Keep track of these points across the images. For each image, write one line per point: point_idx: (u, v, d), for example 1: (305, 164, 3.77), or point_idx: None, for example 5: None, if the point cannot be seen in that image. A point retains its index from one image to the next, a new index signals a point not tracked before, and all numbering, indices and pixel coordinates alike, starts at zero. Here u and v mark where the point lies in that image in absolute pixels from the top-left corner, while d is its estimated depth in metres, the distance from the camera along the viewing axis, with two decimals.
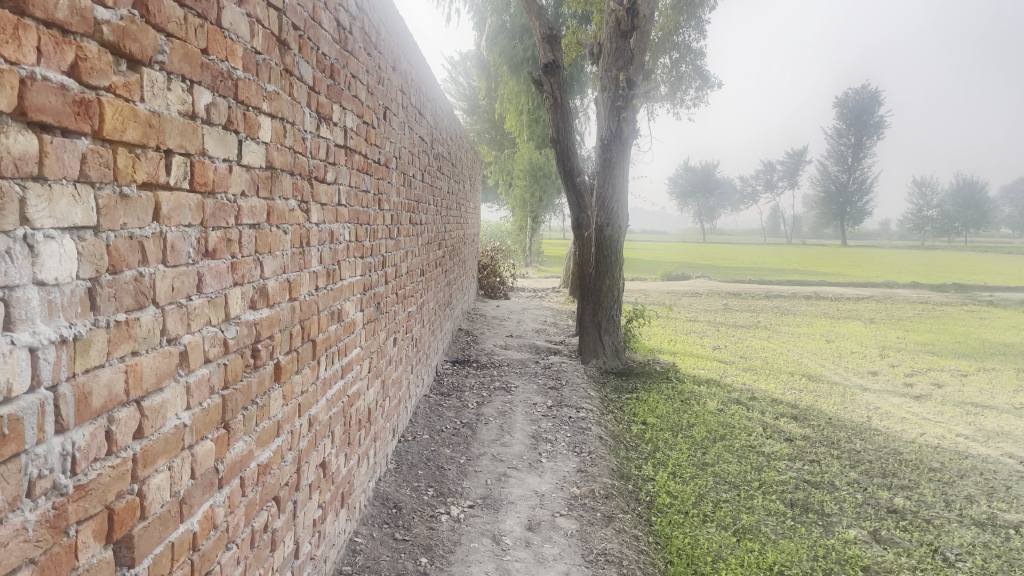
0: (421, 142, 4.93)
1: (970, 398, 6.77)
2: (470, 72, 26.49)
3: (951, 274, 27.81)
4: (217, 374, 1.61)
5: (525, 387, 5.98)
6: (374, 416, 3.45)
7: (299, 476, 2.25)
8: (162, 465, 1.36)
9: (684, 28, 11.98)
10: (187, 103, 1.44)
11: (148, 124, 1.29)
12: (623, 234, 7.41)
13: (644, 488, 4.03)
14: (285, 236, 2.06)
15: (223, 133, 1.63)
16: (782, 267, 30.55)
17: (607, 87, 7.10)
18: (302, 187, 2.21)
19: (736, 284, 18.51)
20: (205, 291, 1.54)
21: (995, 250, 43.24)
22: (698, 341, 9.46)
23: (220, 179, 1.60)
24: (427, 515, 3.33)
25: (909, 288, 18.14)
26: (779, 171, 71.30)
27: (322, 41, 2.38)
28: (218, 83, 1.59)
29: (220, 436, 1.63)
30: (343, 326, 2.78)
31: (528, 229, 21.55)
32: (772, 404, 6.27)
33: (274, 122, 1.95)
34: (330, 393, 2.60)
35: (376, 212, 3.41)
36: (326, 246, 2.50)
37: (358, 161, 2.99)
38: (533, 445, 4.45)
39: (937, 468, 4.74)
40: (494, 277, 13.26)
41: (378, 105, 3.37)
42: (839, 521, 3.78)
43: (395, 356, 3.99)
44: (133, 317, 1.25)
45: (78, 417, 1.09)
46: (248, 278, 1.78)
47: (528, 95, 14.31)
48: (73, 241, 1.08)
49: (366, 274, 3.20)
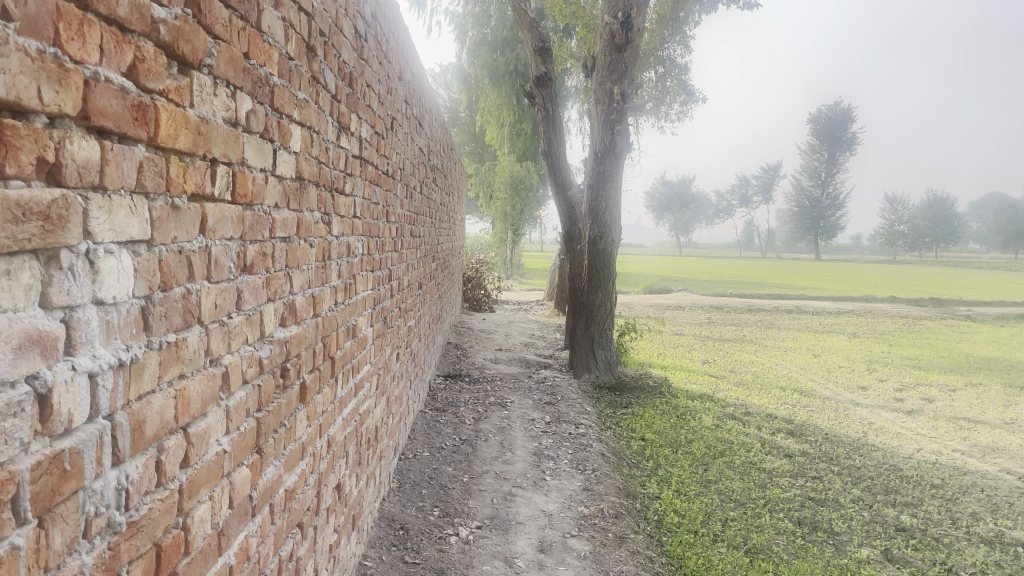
0: (420, 153, 4.85)
1: (961, 413, 6.80)
2: (450, 84, 26.51)
3: (924, 288, 28.20)
4: (252, 397, 1.52)
5: (521, 402, 5.90)
6: (380, 435, 3.36)
7: (319, 500, 2.16)
8: (205, 496, 1.27)
9: (669, 43, 12.04)
10: (230, 110, 1.36)
11: (198, 131, 1.21)
12: (616, 247, 7.39)
13: (651, 507, 3.97)
14: (311, 249, 1.97)
15: (261, 141, 1.55)
16: (760, 281, 30.75)
17: (601, 100, 7.07)
18: (325, 199, 2.13)
19: (719, 297, 18.58)
20: (243, 309, 1.46)
21: (967, 265, 43.94)
22: (687, 355, 9.45)
23: (258, 190, 1.52)
24: (435, 536, 3.24)
25: (887, 302, 18.34)
26: (754, 186, 72.08)
27: (343, 48, 2.30)
28: (257, 89, 1.51)
29: (254, 462, 1.53)
30: (357, 342, 2.69)
31: (509, 242, 21.51)
32: (767, 419, 6.24)
33: (303, 131, 1.87)
34: (345, 412, 2.51)
35: (384, 224, 3.33)
36: (344, 259, 2.41)
37: (370, 172, 2.92)
38: (535, 462, 4.37)
39: (939, 485, 4.73)
40: (478, 290, 13.18)
41: (387, 115, 3.29)
42: (849, 540, 3.74)
43: (398, 372, 3.91)
44: (182, 337, 1.17)
45: (133, 447, 1.01)
46: (279, 294, 1.70)
47: (513, 108, 14.30)
48: (130, 257, 0.99)
49: (375, 288, 3.11)
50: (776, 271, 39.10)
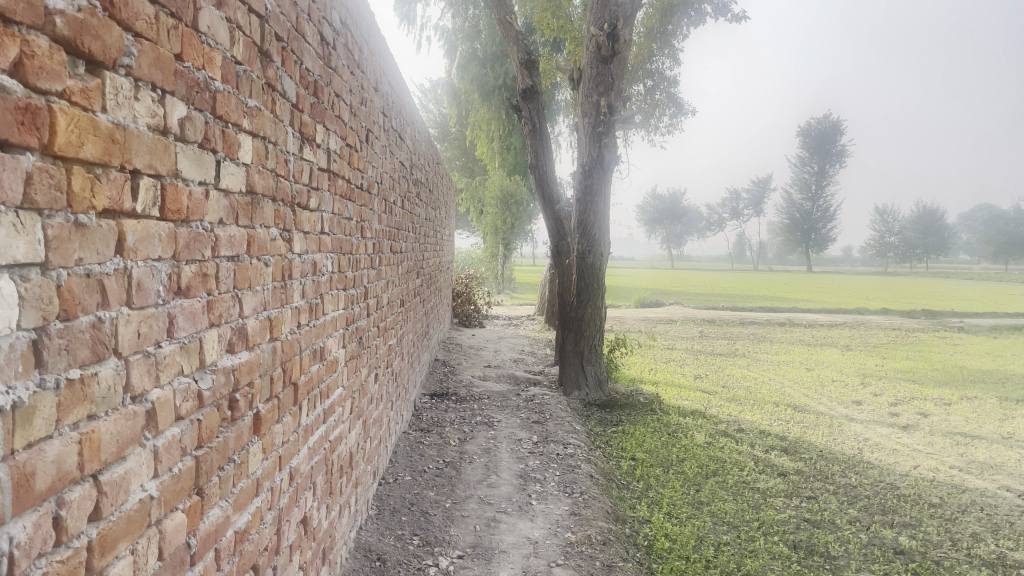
0: (401, 167, 4.72)
1: (957, 427, 6.67)
2: (441, 99, 26.44)
3: (915, 299, 28.07)
4: (190, 433, 1.37)
5: (508, 421, 5.74)
6: (355, 461, 3.20)
7: (279, 538, 2.00)
8: (124, 551, 1.12)
9: (658, 56, 11.97)
10: (158, 116, 1.23)
11: (111, 139, 1.08)
12: (605, 262, 7.25)
13: (641, 532, 3.82)
14: (267, 268, 1.84)
15: (199, 152, 1.41)
16: (752, 293, 30.71)
17: (588, 113, 6.96)
18: (285, 215, 2.00)
19: (710, 310, 18.45)
20: (177, 336, 1.32)
21: (958, 276, 44.03)
22: (679, 370, 9.30)
23: (195, 206, 1.38)
24: (414, 568, 3.08)
25: (880, 314, 18.25)
26: (744, 198, 72.27)
27: (305, 55, 2.17)
28: (194, 94, 1.38)
29: (193, 505, 1.39)
30: (326, 365, 2.54)
31: (500, 256, 21.35)
32: (760, 436, 6.10)
33: (255, 142, 1.73)
34: (311, 441, 2.35)
35: (358, 240, 3.18)
36: (309, 278, 2.28)
37: (341, 186, 2.77)
38: (521, 485, 4.22)
39: (937, 504, 4.59)
40: (468, 305, 13.04)
41: (361, 128, 3.16)
42: (846, 565, 3.59)
43: (376, 395, 3.75)
44: (90, 372, 1.03)
45: (18, 506, 0.86)
46: (225, 318, 1.56)
47: (500, 122, 14.16)
48: (14, 283, 0.86)
49: (348, 307, 2.97)
50: (767, 284, 39.14)
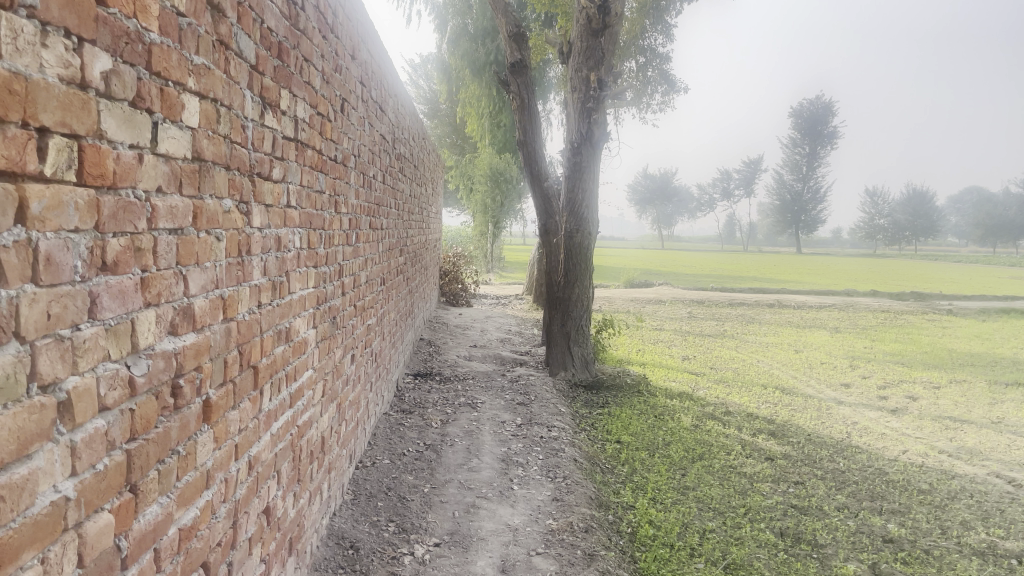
0: (382, 140, 4.55)
1: (947, 412, 6.61)
2: (431, 75, 26.14)
3: (903, 282, 28.13)
4: (120, 425, 1.24)
5: (492, 403, 5.62)
6: (328, 446, 3.07)
7: (236, 531, 1.87)
8: (30, 561, 0.99)
9: (650, 32, 11.77)
10: (73, 68, 1.08)
11: (9, 90, 0.93)
12: (593, 240, 7.11)
13: (625, 518, 3.71)
14: (218, 243, 1.69)
15: (131, 113, 1.26)
16: (742, 275, 30.77)
17: (578, 88, 6.77)
18: (241, 185, 1.84)
19: (699, 291, 18.39)
20: (101, 317, 1.17)
21: (946, 259, 44.19)
22: (667, 351, 9.21)
23: (125, 171, 1.24)
24: (388, 557, 2.96)
25: (869, 296, 18.26)
26: (736, 179, 72.16)
27: (267, 13, 2.01)
28: (123, 46, 1.22)
29: (124, 504, 1.25)
30: (292, 347, 2.40)
31: (489, 235, 21.17)
32: (747, 419, 6.01)
33: (202, 104, 1.57)
34: (275, 428, 2.22)
35: (332, 215, 3.04)
36: (271, 254, 2.13)
37: (311, 157, 2.61)
38: (503, 469, 4.11)
39: (926, 490, 4.52)
40: (456, 284, 12.91)
41: (335, 97, 3.00)
42: (835, 554, 3.50)
43: (353, 375, 3.62)
44: None
45: None
46: (166, 296, 1.42)
47: (490, 98, 13.92)
48: None
49: (320, 286, 2.83)
50: (757, 265, 39.24)
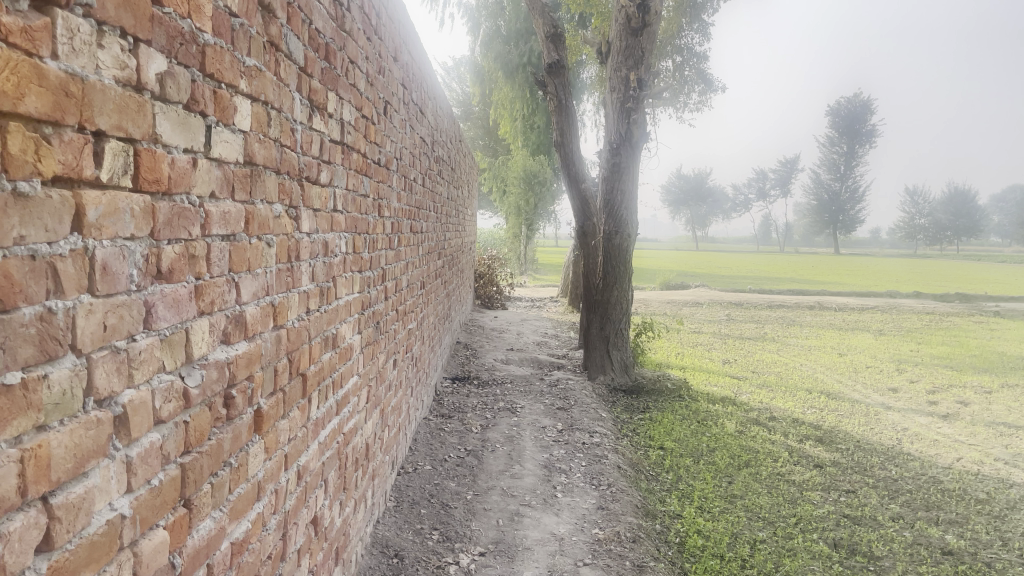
0: (423, 143, 4.52)
1: (1000, 418, 6.40)
2: (464, 78, 26.21)
3: (945, 283, 27.53)
4: (174, 438, 1.20)
5: (532, 407, 5.56)
6: (372, 452, 3.04)
7: (285, 543, 1.83)
8: None
9: (686, 30, 11.64)
10: (129, 69, 1.04)
11: (65, 92, 0.89)
12: (632, 243, 7.02)
13: (672, 528, 3.63)
14: (269, 249, 1.65)
15: (186, 115, 1.22)
16: (779, 276, 30.34)
17: (617, 88, 6.69)
18: (291, 190, 1.81)
19: (737, 293, 18.15)
20: (157, 326, 1.13)
21: (989, 259, 43.15)
22: (707, 355, 9.07)
23: (179, 176, 1.20)
24: (433, 566, 2.91)
25: (911, 297, 17.88)
26: (772, 179, 71.26)
27: (315, 14, 1.97)
28: (177, 47, 1.18)
29: (178, 520, 1.21)
30: (338, 354, 2.36)
31: (523, 237, 21.14)
32: (793, 425, 5.88)
33: (254, 107, 1.54)
34: (323, 436, 2.18)
35: (376, 219, 3.00)
36: (319, 259, 2.09)
37: (356, 160, 2.58)
38: (546, 476, 4.04)
39: (984, 500, 4.37)
40: (491, 287, 12.88)
41: (378, 99, 2.96)
42: (892, 566, 3.38)
43: (395, 381, 3.58)
44: (37, 374, 0.85)
45: None
46: (219, 305, 1.38)
47: (523, 100, 13.87)
48: None
49: (364, 291, 2.79)
50: (795, 267, 38.69)
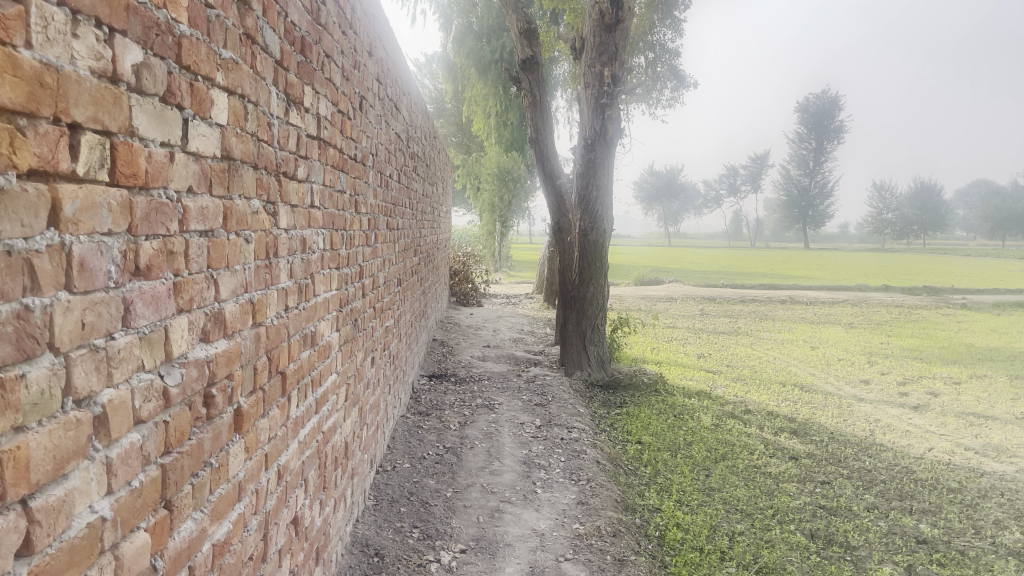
0: (398, 139, 4.49)
1: (970, 408, 6.52)
2: (437, 75, 26.11)
3: (914, 276, 27.97)
4: (155, 438, 1.17)
5: (509, 404, 5.54)
6: (351, 451, 3.01)
7: (266, 544, 1.81)
8: None
9: (658, 27, 11.68)
10: (105, 60, 1.01)
11: (39, 82, 0.86)
12: (607, 239, 7.03)
13: (652, 521, 3.64)
14: (247, 246, 1.62)
15: (162, 108, 1.20)
16: (751, 270, 30.60)
17: (591, 84, 6.69)
18: (268, 185, 1.78)
19: (710, 287, 18.30)
20: (135, 325, 1.11)
21: (955, 253, 43.94)
22: (682, 349, 9.12)
23: (157, 170, 1.17)
24: (414, 564, 2.89)
25: (880, 290, 18.18)
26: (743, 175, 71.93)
27: (290, 6, 1.93)
28: (153, 37, 1.16)
29: (159, 521, 1.19)
30: (317, 351, 2.33)
31: (497, 234, 21.11)
32: (768, 418, 5.94)
33: (230, 100, 1.51)
34: (302, 435, 2.15)
35: (352, 216, 2.97)
36: (297, 256, 2.06)
37: (332, 156, 2.55)
38: (525, 472, 4.04)
39: (956, 489, 4.44)
40: (466, 284, 12.85)
41: (354, 94, 2.92)
42: (868, 556, 3.43)
43: (372, 379, 3.55)
44: (14, 374, 0.82)
45: None
46: (198, 302, 1.35)
47: (496, 97, 13.85)
48: None
49: (342, 288, 2.76)
50: (766, 262, 39.12)
